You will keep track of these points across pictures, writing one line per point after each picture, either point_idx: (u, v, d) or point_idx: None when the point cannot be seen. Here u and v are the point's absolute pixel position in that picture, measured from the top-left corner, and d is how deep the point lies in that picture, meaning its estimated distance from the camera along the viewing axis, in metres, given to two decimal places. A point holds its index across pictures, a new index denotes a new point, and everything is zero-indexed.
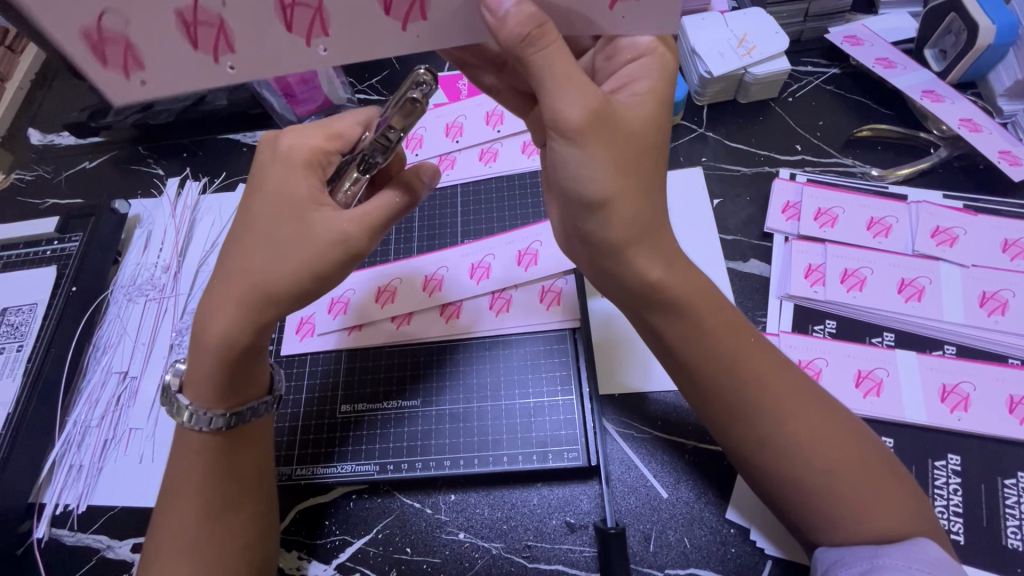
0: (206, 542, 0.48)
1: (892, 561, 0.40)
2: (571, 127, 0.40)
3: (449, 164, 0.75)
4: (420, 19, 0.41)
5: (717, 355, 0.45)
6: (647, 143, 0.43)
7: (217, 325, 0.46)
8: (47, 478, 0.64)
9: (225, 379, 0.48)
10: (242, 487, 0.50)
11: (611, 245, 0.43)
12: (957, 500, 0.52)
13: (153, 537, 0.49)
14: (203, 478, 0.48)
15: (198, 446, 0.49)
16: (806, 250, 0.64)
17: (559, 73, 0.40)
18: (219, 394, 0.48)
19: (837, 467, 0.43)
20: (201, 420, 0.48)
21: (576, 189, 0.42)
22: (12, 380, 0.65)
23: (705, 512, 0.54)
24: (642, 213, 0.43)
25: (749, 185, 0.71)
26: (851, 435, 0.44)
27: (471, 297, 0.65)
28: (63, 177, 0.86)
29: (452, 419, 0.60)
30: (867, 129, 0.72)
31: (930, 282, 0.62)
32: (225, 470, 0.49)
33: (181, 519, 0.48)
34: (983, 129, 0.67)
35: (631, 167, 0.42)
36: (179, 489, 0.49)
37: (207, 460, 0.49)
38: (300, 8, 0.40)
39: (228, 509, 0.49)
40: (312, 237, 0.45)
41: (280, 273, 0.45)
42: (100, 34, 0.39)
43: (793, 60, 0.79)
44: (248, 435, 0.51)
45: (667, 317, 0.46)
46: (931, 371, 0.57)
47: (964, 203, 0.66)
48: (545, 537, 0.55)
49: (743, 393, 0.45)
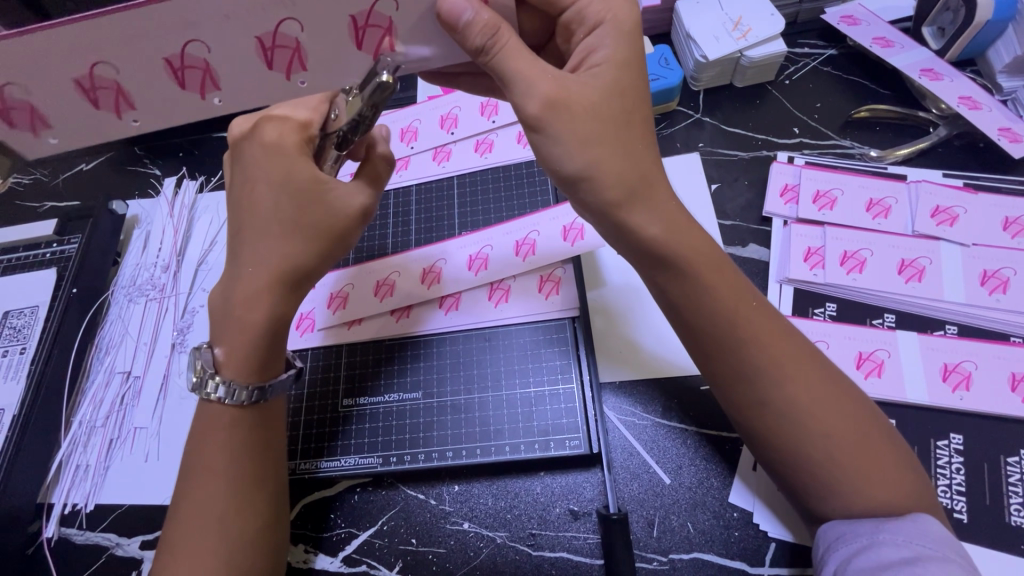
0: (231, 520, 0.47)
1: (893, 537, 0.40)
2: (529, 116, 0.42)
3: (445, 156, 0.75)
4: (392, 52, 0.43)
5: (727, 324, 0.44)
6: (614, 112, 0.43)
7: (260, 306, 0.48)
8: (54, 479, 0.65)
9: (263, 349, 0.50)
10: (262, 467, 0.50)
11: (607, 206, 0.43)
12: (960, 479, 0.52)
13: (175, 522, 0.47)
14: (234, 466, 0.48)
15: (226, 423, 0.49)
16: (805, 233, 0.64)
17: (518, 62, 0.42)
18: (255, 367, 0.50)
19: (842, 442, 0.42)
20: (225, 391, 0.49)
21: (555, 165, 0.43)
22: (17, 382, 0.65)
23: (707, 497, 0.54)
24: (629, 178, 0.43)
25: (748, 169, 0.70)
26: (858, 410, 0.44)
27: (471, 288, 0.65)
28: (60, 180, 0.86)
29: (454, 410, 0.60)
30: (865, 109, 0.71)
31: (931, 263, 0.61)
32: (251, 444, 0.50)
33: (205, 501, 0.47)
34: (982, 107, 0.66)
35: (605, 137, 0.42)
36: (201, 467, 0.48)
37: (237, 448, 0.49)
38: (280, 48, 0.41)
39: (254, 484, 0.49)
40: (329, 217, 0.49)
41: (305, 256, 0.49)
42: (4, 102, 0.40)
43: (789, 43, 0.78)
44: (269, 417, 0.52)
45: (666, 276, 0.45)
46: (932, 351, 0.57)
47: (964, 182, 0.66)
48: (548, 525, 0.55)
49: (752, 363, 0.44)
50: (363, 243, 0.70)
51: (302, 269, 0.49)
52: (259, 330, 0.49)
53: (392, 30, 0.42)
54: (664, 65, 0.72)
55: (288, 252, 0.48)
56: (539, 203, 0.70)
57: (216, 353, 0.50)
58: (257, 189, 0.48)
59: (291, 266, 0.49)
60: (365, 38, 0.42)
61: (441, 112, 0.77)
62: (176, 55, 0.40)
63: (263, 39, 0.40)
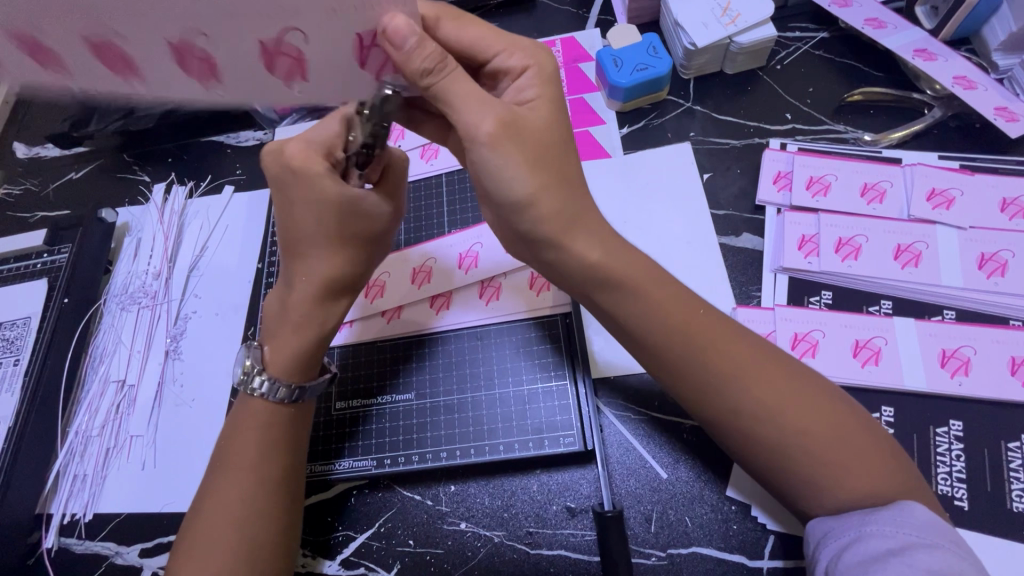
0: (255, 517, 0.47)
1: (881, 527, 0.39)
2: (483, 136, 0.42)
3: (433, 154, 0.74)
4: (305, 79, 0.42)
5: (678, 339, 0.44)
6: (554, 144, 0.44)
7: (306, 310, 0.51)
8: (52, 489, 0.65)
9: (310, 351, 0.52)
10: (289, 467, 0.50)
11: (544, 238, 0.44)
12: (960, 465, 0.52)
13: (204, 511, 0.47)
14: (267, 459, 0.49)
15: (264, 417, 0.50)
16: (799, 221, 0.63)
17: (463, 90, 0.42)
18: (300, 367, 0.52)
19: (816, 437, 0.41)
20: (269, 388, 0.50)
21: (500, 194, 0.43)
22: (11, 395, 0.65)
23: (705, 491, 0.54)
24: (565, 206, 0.44)
25: (740, 157, 0.69)
26: (827, 402, 0.43)
27: (461, 287, 0.64)
28: (50, 190, 0.85)
29: (446, 411, 0.59)
30: (858, 93, 0.70)
31: (928, 247, 0.60)
32: (284, 440, 0.50)
33: (231, 495, 0.47)
34: (977, 87, 0.65)
35: (547, 164, 0.43)
36: (233, 462, 0.48)
37: (266, 443, 0.49)
38: (191, 56, 0.39)
39: (285, 479, 0.49)
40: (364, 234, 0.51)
41: (347, 267, 0.51)
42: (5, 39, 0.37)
43: (779, 27, 0.77)
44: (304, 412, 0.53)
45: (617, 296, 0.45)
46: (931, 337, 0.56)
47: (960, 163, 0.64)
48: (546, 523, 0.55)
49: (711, 375, 0.43)
50: None
51: (347, 280, 0.52)
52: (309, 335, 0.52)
53: (304, 61, 0.40)
54: (653, 54, 0.70)
55: (337, 259, 0.51)
56: None
57: (265, 350, 0.52)
58: (296, 210, 0.48)
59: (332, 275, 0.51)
60: (278, 63, 0.40)
61: None
62: (179, 41, 0.38)
63: (174, 44, 0.38)
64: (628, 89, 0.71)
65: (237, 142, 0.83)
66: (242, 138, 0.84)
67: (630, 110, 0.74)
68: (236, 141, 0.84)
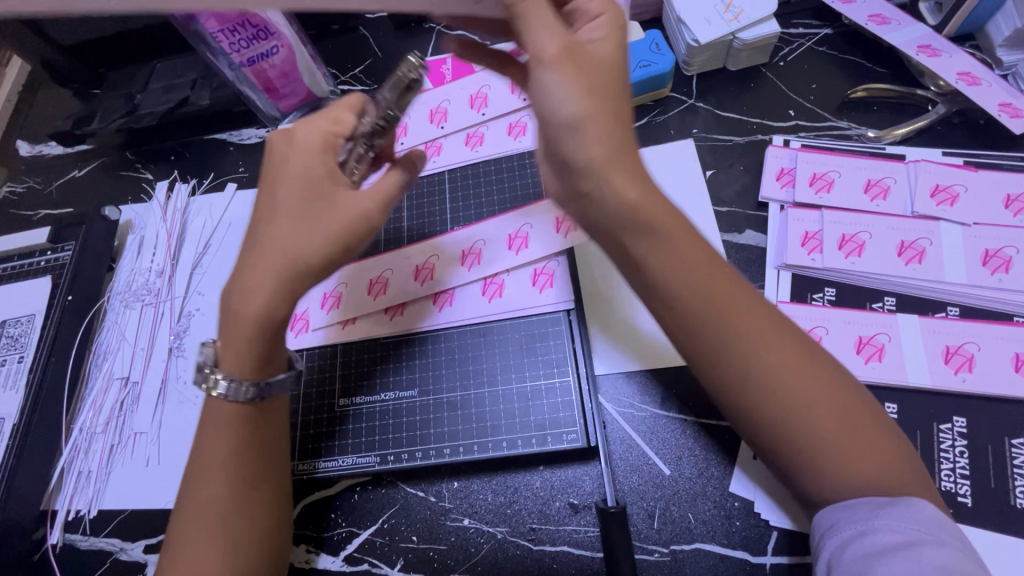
0: (234, 518, 0.47)
1: (888, 523, 0.39)
2: (546, 56, 0.42)
3: (435, 151, 0.74)
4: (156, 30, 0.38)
5: (703, 304, 0.42)
6: (619, 75, 0.43)
7: (255, 301, 0.47)
8: (57, 485, 0.65)
9: (265, 346, 0.48)
10: (262, 466, 0.50)
11: (583, 165, 0.41)
12: (964, 462, 0.52)
13: (184, 511, 0.47)
14: (240, 462, 0.48)
15: (231, 418, 0.49)
16: (802, 217, 0.63)
17: (539, 12, 0.42)
18: (256, 363, 0.49)
19: (825, 426, 0.41)
20: (231, 388, 0.48)
21: (548, 117, 0.42)
22: (16, 392, 0.65)
23: (708, 487, 0.54)
24: (611, 138, 0.41)
25: (743, 154, 0.69)
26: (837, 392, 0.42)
27: (463, 284, 0.64)
28: (53, 188, 0.85)
29: (450, 407, 0.60)
30: (861, 89, 0.70)
31: (931, 243, 0.60)
32: (256, 441, 0.50)
33: (209, 498, 0.47)
34: (982, 82, 0.65)
35: (607, 92, 0.42)
36: (207, 465, 0.48)
37: (239, 444, 0.49)
38: None
39: (260, 479, 0.49)
40: (333, 211, 0.48)
41: (311, 246, 0.47)
42: None
43: (782, 23, 0.77)
44: (269, 411, 0.51)
45: (645, 245, 0.43)
46: (933, 333, 0.56)
47: (964, 159, 0.64)
48: (549, 519, 0.55)
49: (729, 344, 0.42)
50: None
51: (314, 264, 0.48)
52: (252, 327, 0.47)
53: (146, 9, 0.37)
54: (656, 50, 0.70)
55: (304, 243, 0.47)
56: (531, 195, 0.69)
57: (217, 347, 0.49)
58: (277, 187, 0.49)
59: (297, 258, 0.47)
60: None
61: (430, 106, 0.75)
62: None
63: None
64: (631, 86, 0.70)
65: (240, 140, 0.83)
66: (244, 135, 0.84)
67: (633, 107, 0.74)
68: (239, 139, 0.84)
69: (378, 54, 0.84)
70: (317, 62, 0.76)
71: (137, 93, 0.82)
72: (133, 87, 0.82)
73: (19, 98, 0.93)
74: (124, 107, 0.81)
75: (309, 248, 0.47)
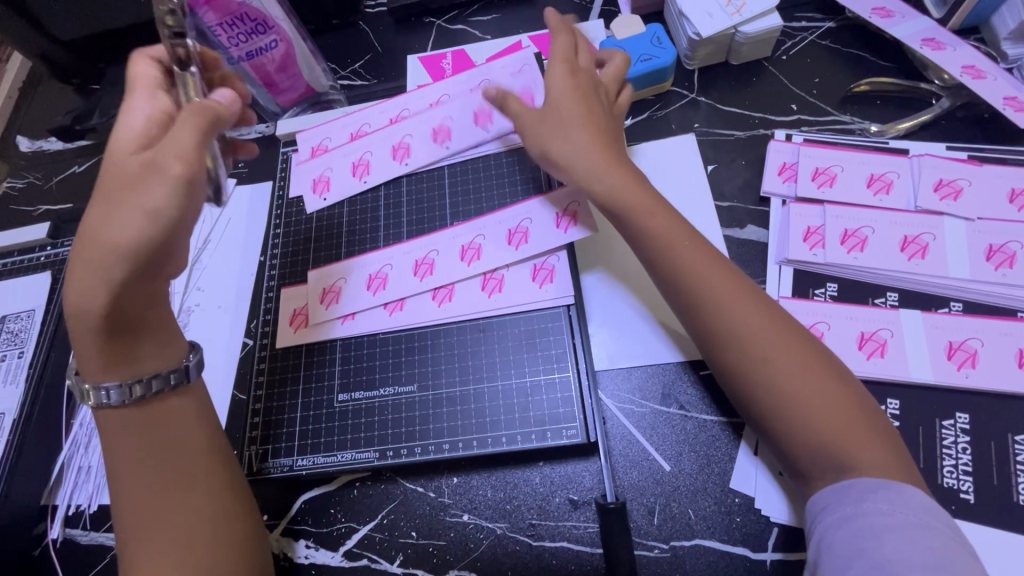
0: (164, 519, 0.46)
1: (879, 506, 0.39)
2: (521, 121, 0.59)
3: (446, 135, 0.72)
4: None
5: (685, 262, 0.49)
6: (567, 106, 0.56)
7: (71, 294, 0.45)
8: (56, 481, 0.64)
9: (106, 347, 0.46)
10: (169, 467, 0.48)
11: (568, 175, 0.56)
12: (966, 458, 0.51)
13: (121, 522, 0.47)
14: (147, 466, 0.47)
15: (125, 425, 0.48)
16: (804, 213, 0.62)
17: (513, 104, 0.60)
18: (109, 362, 0.47)
19: (810, 396, 0.43)
20: (113, 394, 0.47)
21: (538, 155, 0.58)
22: (15, 387, 0.67)
23: (709, 483, 0.53)
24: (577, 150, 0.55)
25: (745, 148, 0.69)
26: (830, 370, 0.45)
27: (463, 279, 0.64)
28: (53, 184, 0.85)
29: (449, 402, 0.59)
30: (864, 83, 0.69)
31: (935, 239, 0.60)
32: (154, 443, 0.48)
33: (139, 506, 0.47)
34: (987, 76, 0.64)
35: (556, 123, 0.56)
36: (125, 473, 0.47)
37: (141, 449, 0.48)
38: None
39: (176, 481, 0.48)
40: (127, 187, 0.44)
41: (115, 230, 0.43)
42: None
43: (785, 17, 0.76)
44: (159, 412, 0.49)
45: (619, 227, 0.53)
46: (936, 329, 0.56)
47: (968, 154, 0.64)
48: (548, 515, 0.54)
49: (706, 295, 0.48)
50: (358, 230, 0.70)
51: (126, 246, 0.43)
52: (77, 323, 0.45)
53: None
54: (656, 44, 0.70)
55: (140, 210, 0.43)
56: (531, 190, 0.68)
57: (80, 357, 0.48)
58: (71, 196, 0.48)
59: (108, 252, 0.43)
60: None
61: (430, 99, 0.74)
62: None
63: None
64: (631, 80, 0.70)
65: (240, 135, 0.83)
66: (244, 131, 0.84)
67: (633, 101, 0.73)
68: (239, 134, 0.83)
69: (378, 49, 0.84)
70: (316, 56, 0.75)
71: None
72: None
73: (20, 94, 0.93)
74: None
75: (121, 236, 0.43)
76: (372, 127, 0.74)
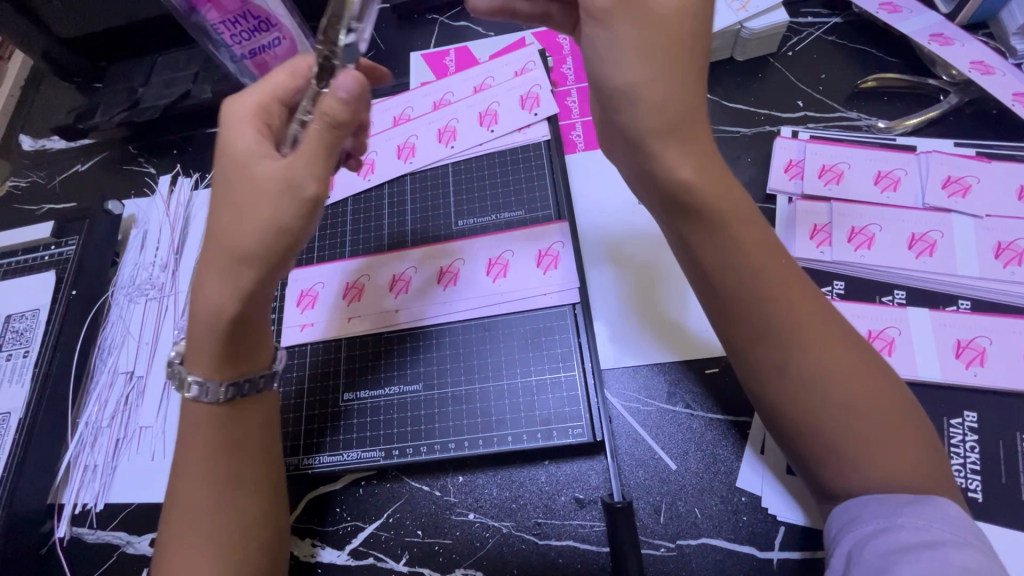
0: (216, 520, 0.46)
1: (913, 521, 0.38)
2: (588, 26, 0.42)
3: (451, 136, 0.72)
4: None
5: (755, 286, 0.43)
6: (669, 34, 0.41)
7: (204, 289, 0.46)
8: (63, 479, 0.65)
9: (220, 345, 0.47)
10: (234, 470, 0.48)
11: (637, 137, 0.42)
12: (974, 457, 0.51)
13: (175, 518, 0.47)
14: (212, 464, 0.47)
15: (203, 421, 0.48)
16: (810, 210, 0.62)
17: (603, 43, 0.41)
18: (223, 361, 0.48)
19: (874, 439, 0.41)
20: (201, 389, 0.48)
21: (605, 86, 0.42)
22: (21, 386, 0.65)
23: (715, 481, 0.53)
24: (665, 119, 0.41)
25: (751, 146, 0.68)
26: (898, 412, 0.42)
27: (470, 265, 0.65)
28: (56, 182, 0.85)
29: (456, 401, 0.59)
30: (872, 80, 0.69)
31: (943, 236, 0.59)
32: (227, 445, 0.48)
33: (194, 503, 0.47)
34: (996, 72, 0.64)
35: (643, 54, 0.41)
36: (189, 469, 0.47)
37: (214, 448, 0.48)
38: None
39: (237, 485, 0.48)
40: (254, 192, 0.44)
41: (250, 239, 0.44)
42: None
43: (792, 12, 0.75)
44: (243, 417, 0.49)
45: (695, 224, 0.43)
46: (944, 327, 0.56)
47: (977, 150, 0.63)
48: (554, 514, 0.54)
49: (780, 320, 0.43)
50: (363, 229, 0.70)
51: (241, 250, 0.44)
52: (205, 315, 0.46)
53: None
54: None
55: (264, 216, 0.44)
56: (535, 189, 0.68)
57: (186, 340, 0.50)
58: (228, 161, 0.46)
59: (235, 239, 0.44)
60: None
61: (434, 97, 0.75)
62: None
63: None
64: None
65: None
66: None
67: None
68: None
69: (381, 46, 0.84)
70: None
71: (138, 87, 0.81)
72: (135, 81, 0.81)
73: (22, 92, 0.92)
74: (125, 101, 0.81)
75: (255, 237, 0.44)
76: (374, 126, 0.75)
